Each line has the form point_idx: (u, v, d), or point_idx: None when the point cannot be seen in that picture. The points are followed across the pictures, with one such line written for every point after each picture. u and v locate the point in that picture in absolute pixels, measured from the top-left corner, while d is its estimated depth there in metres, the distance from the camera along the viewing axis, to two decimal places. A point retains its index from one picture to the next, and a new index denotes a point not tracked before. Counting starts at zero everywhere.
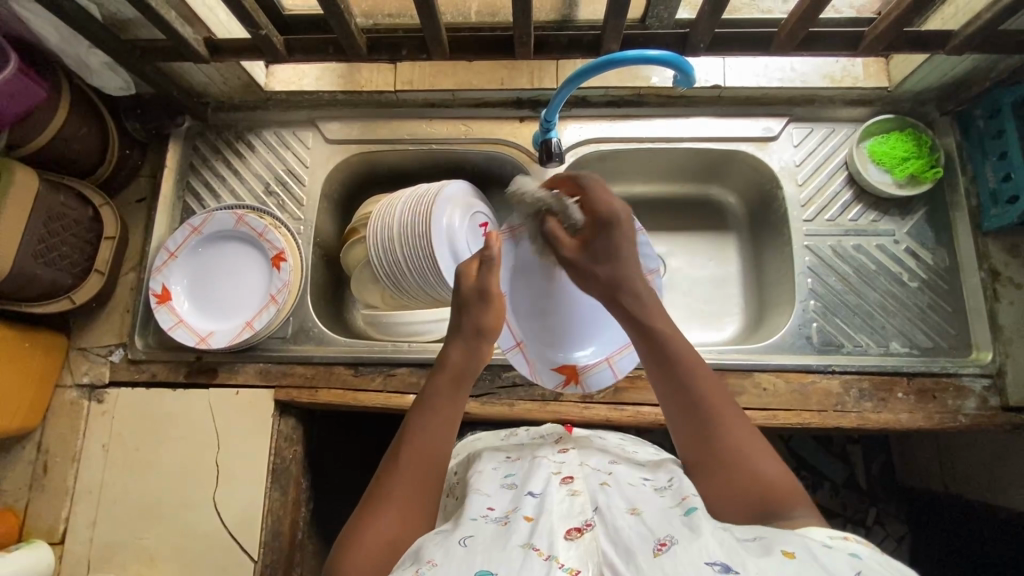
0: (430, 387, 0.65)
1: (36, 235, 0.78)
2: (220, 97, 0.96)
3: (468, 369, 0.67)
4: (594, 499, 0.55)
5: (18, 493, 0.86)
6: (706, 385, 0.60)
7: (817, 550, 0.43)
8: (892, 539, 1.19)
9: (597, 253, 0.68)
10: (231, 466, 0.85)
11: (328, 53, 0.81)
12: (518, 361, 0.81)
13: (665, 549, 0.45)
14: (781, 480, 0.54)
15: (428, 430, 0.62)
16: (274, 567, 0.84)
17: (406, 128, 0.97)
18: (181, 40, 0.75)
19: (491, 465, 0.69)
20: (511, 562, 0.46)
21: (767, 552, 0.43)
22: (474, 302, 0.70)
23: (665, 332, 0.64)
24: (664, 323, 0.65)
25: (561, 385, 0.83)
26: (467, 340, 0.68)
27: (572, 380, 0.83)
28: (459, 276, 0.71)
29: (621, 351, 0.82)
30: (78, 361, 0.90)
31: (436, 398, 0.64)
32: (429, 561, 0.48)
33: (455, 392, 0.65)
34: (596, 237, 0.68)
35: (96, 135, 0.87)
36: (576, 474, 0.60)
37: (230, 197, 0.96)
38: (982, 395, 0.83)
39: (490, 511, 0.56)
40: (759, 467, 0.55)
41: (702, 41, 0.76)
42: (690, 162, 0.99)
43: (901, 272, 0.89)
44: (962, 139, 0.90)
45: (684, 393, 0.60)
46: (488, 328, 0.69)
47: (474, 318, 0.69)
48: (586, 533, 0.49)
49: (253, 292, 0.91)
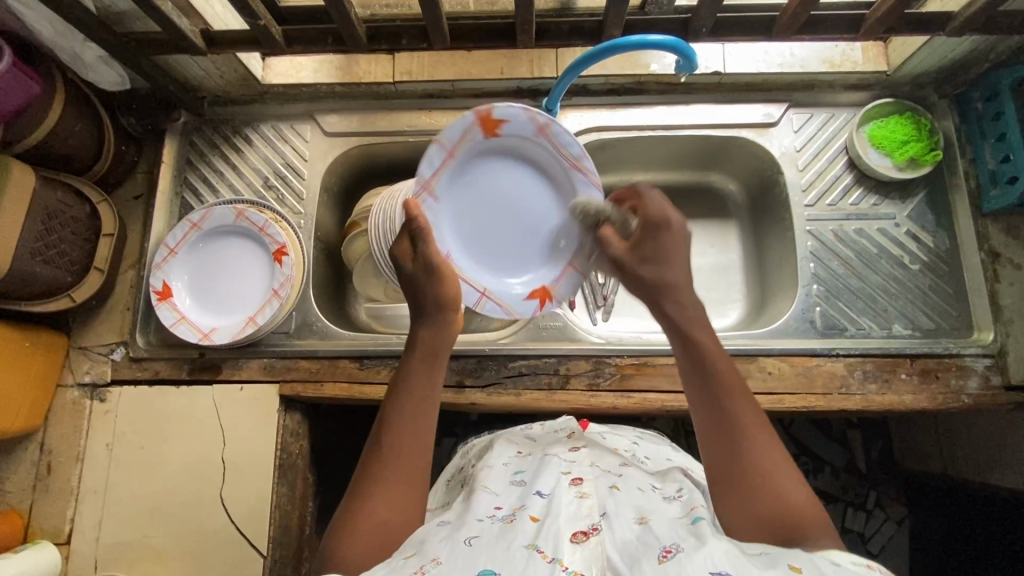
0: (403, 365, 0.63)
1: (34, 233, 0.77)
2: (217, 91, 0.95)
3: (441, 344, 0.64)
4: (602, 505, 0.54)
5: (22, 494, 0.85)
6: (745, 408, 0.54)
7: (824, 569, 0.43)
8: (892, 521, 1.20)
9: (648, 255, 0.62)
10: (237, 462, 0.85)
11: (328, 44, 0.80)
12: (490, 309, 0.77)
13: (670, 556, 0.45)
14: (808, 507, 0.51)
15: (407, 411, 0.60)
16: (283, 562, 0.84)
17: (405, 120, 0.96)
18: (178, 32, 0.74)
19: (502, 460, 0.69)
20: (513, 564, 0.45)
21: (773, 565, 0.43)
22: (424, 278, 0.66)
23: (709, 348, 0.57)
24: (708, 338, 0.58)
25: (538, 310, 0.80)
26: (429, 316, 0.65)
27: (548, 299, 0.80)
28: (395, 260, 0.67)
29: (580, 251, 0.78)
30: (79, 360, 0.89)
31: (412, 377, 0.62)
32: (432, 558, 0.47)
33: (429, 368, 0.62)
34: (644, 240, 0.63)
35: (92, 130, 0.86)
36: (585, 477, 0.59)
37: (229, 191, 0.96)
38: (984, 375, 0.84)
39: (497, 510, 0.56)
40: (789, 495, 0.51)
41: (704, 26, 0.76)
42: (690, 149, 0.99)
43: (902, 255, 0.90)
44: (960, 121, 0.91)
45: (719, 411, 0.55)
46: (449, 299, 0.65)
47: (428, 292, 0.65)
48: (591, 538, 0.48)
49: (255, 286, 0.90)
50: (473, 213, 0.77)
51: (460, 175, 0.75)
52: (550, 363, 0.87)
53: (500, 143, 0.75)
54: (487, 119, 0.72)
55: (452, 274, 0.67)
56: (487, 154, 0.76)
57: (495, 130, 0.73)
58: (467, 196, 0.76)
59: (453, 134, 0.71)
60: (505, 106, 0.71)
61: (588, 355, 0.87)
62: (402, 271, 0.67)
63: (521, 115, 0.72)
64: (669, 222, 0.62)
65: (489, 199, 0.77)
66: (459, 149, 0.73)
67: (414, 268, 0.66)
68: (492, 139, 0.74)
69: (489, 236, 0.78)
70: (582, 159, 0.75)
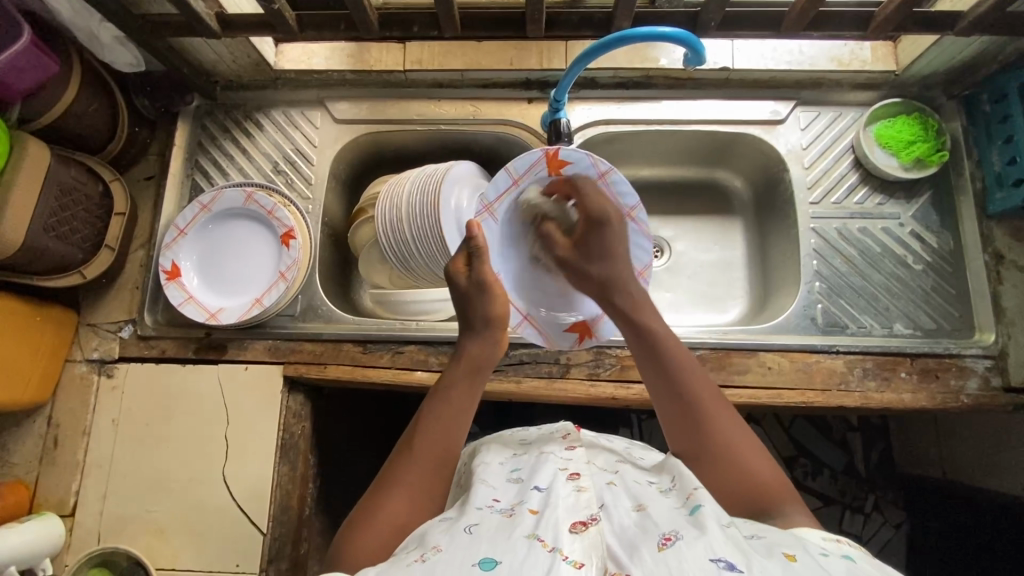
0: (447, 378, 0.66)
1: (49, 209, 0.78)
2: (230, 75, 0.97)
3: (484, 361, 0.68)
4: (601, 497, 0.53)
5: (29, 466, 0.87)
6: (698, 385, 0.62)
7: (821, 558, 0.44)
8: (890, 525, 1.19)
9: (593, 253, 0.72)
10: (240, 440, 0.86)
11: (340, 30, 0.81)
12: (530, 333, 0.82)
13: (670, 543, 0.44)
14: (777, 483, 0.57)
15: (441, 420, 0.63)
16: (282, 541, 0.85)
17: (414, 109, 0.97)
18: (195, 14, 0.75)
19: (498, 459, 0.67)
20: (514, 552, 0.45)
21: (769, 554, 0.43)
22: (476, 295, 0.69)
23: (659, 336, 0.65)
24: (649, 317, 0.67)
25: (577, 342, 0.84)
26: (478, 331, 0.68)
27: (587, 335, 0.84)
28: (450, 275, 0.70)
29: None
30: (88, 336, 0.91)
31: (453, 389, 0.65)
32: (433, 546, 0.48)
33: (471, 381, 0.66)
34: (590, 238, 0.73)
35: (106, 110, 0.88)
36: (582, 471, 0.58)
37: (240, 175, 0.97)
38: (984, 376, 0.84)
39: (496, 502, 0.56)
40: (722, 435, 0.59)
41: (713, 20, 0.76)
42: (697, 144, 0.99)
43: (906, 254, 0.90)
44: (968, 123, 0.91)
45: (673, 389, 0.62)
46: (498, 316, 0.69)
47: (482, 309, 0.68)
48: (591, 527, 0.47)
49: (264, 271, 0.91)
50: (530, 233, 0.81)
51: (521, 203, 0.80)
52: (551, 352, 0.88)
53: (564, 181, 0.78)
54: (555, 158, 0.76)
55: (501, 292, 0.70)
56: (549, 189, 0.80)
57: (561, 169, 0.77)
58: (524, 221, 0.80)
59: (521, 165, 0.76)
60: (572, 150, 0.75)
61: (589, 345, 0.88)
62: (455, 285, 0.69)
63: (586, 160, 0.76)
64: (608, 221, 0.72)
65: (542, 227, 0.81)
66: (524, 180, 0.78)
67: (467, 283, 0.69)
68: (557, 176, 0.78)
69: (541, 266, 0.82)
70: (610, 171, 0.76)
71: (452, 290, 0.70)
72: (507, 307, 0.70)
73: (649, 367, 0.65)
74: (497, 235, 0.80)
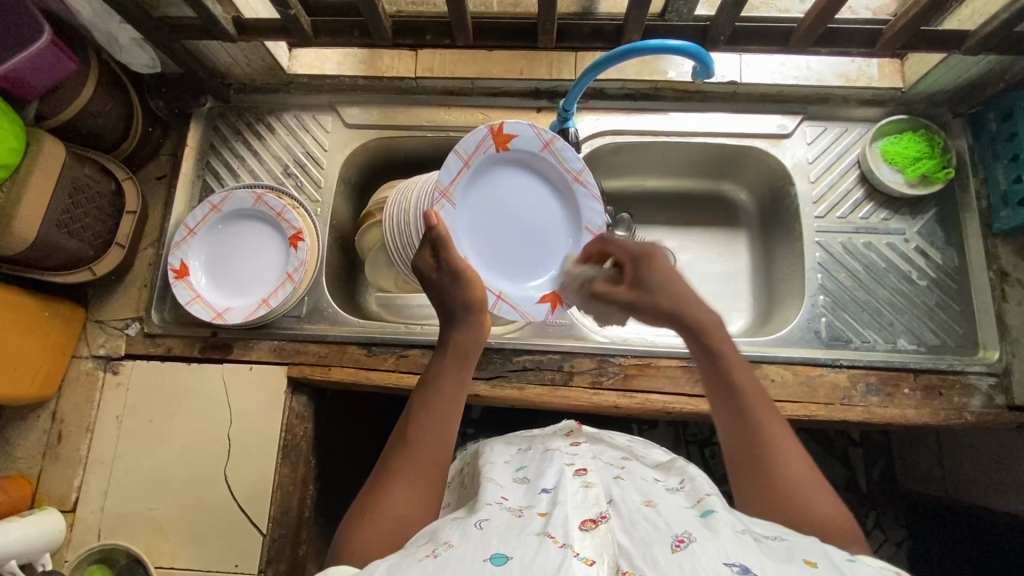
0: (435, 368, 0.66)
1: (62, 206, 0.79)
2: (243, 79, 0.98)
3: (471, 349, 0.68)
4: (609, 492, 0.53)
5: (31, 460, 0.87)
6: (764, 415, 0.61)
7: (838, 563, 0.44)
8: (891, 543, 1.19)
9: (650, 285, 0.72)
10: (243, 439, 0.86)
11: (354, 36, 0.83)
12: (507, 311, 0.82)
13: (683, 545, 0.44)
14: (835, 515, 0.56)
15: (433, 410, 0.63)
16: (282, 543, 0.85)
17: (424, 115, 0.98)
18: (213, 18, 0.76)
19: (503, 458, 0.67)
20: (525, 548, 0.44)
21: (787, 559, 0.43)
22: (451, 283, 0.70)
23: (724, 352, 0.65)
24: (724, 342, 0.66)
25: (550, 313, 0.85)
26: (460, 319, 0.70)
27: (558, 304, 0.85)
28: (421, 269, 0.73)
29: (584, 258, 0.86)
30: (95, 333, 0.92)
31: (442, 379, 0.65)
32: (444, 542, 0.48)
33: (459, 369, 0.66)
34: (640, 275, 0.74)
35: (122, 111, 0.89)
36: (590, 468, 0.58)
37: (250, 177, 0.98)
38: (988, 394, 0.84)
39: (505, 500, 0.56)
40: (771, 449, 0.59)
41: (722, 34, 0.78)
42: (703, 156, 1.00)
43: (910, 270, 0.90)
44: (974, 140, 0.91)
45: (738, 412, 0.62)
46: (477, 301, 0.70)
47: (459, 298, 0.70)
48: (602, 526, 0.47)
49: (271, 269, 0.92)
50: (484, 216, 0.83)
51: (473, 184, 0.82)
52: (555, 359, 0.88)
53: (510, 157, 0.83)
54: (500, 134, 0.81)
55: (476, 277, 0.72)
56: (498, 167, 0.84)
57: (506, 145, 0.82)
58: (476, 204, 0.82)
59: (470, 145, 0.79)
60: (515, 124, 0.81)
61: (592, 354, 0.88)
62: (429, 279, 0.72)
63: (528, 131, 0.82)
64: (654, 255, 0.74)
65: (499, 209, 0.84)
66: (476, 160, 0.80)
67: (439, 276, 0.71)
68: (504, 153, 0.83)
69: (505, 243, 0.84)
70: (583, 173, 0.84)
71: (426, 286, 0.72)
72: (483, 291, 0.71)
73: (711, 381, 0.65)
74: (454, 217, 0.80)
